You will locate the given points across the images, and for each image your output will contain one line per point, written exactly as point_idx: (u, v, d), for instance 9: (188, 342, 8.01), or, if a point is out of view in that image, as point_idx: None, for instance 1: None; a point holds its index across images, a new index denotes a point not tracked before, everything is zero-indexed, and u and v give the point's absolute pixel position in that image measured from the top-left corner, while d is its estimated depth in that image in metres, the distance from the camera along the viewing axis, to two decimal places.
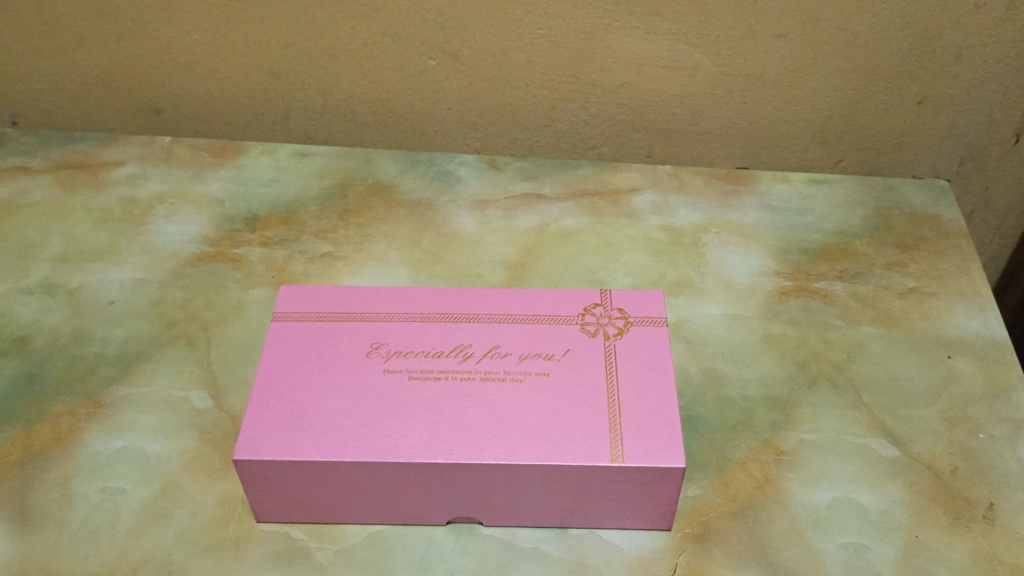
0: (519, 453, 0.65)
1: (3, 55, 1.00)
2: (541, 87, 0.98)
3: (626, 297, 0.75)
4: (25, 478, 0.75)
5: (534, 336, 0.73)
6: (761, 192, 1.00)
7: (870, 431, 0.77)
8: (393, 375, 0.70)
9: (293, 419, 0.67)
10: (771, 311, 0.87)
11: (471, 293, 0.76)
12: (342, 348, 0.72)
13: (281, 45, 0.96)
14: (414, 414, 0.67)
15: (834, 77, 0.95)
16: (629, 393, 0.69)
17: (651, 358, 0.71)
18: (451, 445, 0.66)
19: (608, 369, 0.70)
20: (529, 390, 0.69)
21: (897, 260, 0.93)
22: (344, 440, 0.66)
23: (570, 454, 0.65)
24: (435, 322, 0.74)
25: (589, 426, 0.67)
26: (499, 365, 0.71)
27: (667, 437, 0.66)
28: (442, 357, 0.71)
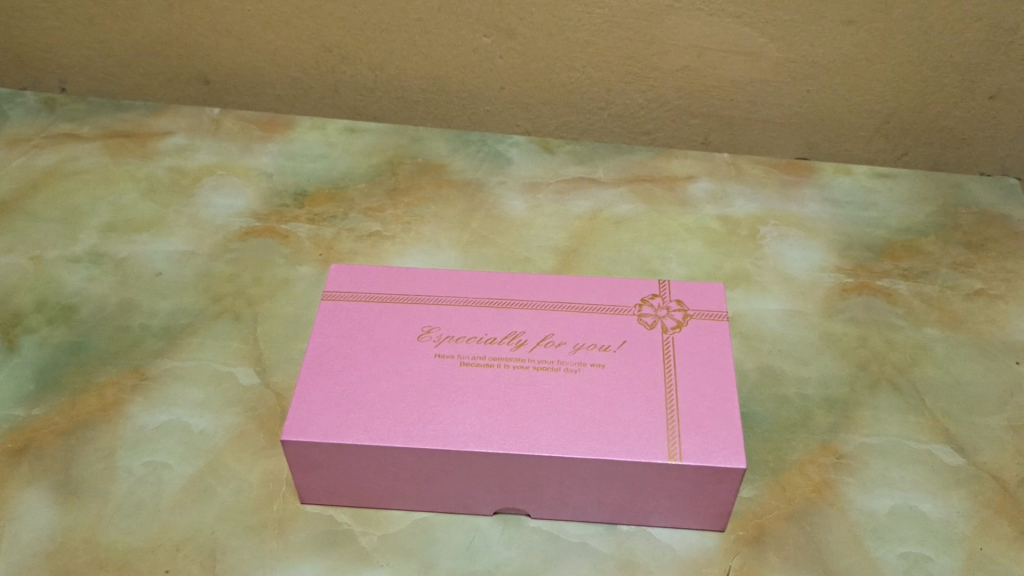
0: (572, 446, 0.63)
1: (56, 20, 0.99)
2: (598, 69, 0.95)
3: (685, 288, 0.73)
4: (70, 448, 0.74)
5: (590, 326, 0.71)
6: (822, 184, 0.98)
7: (934, 437, 0.75)
8: (444, 359, 0.68)
9: (342, 400, 0.66)
10: (831, 308, 0.84)
11: (524, 278, 0.74)
12: (392, 330, 0.70)
13: (333, 17, 0.94)
14: (465, 401, 0.66)
15: (905, 67, 0.91)
16: (688, 389, 0.66)
17: (711, 353, 0.68)
18: (503, 435, 0.64)
19: (665, 362, 0.68)
20: (583, 381, 0.67)
21: (963, 260, 0.90)
22: (393, 424, 0.64)
23: (625, 449, 0.63)
24: (488, 308, 0.72)
25: (646, 421, 0.65)
26: (553, 354, 0.69)
27: (727, 436, 0.64)
28: (495, 343, 0.69)
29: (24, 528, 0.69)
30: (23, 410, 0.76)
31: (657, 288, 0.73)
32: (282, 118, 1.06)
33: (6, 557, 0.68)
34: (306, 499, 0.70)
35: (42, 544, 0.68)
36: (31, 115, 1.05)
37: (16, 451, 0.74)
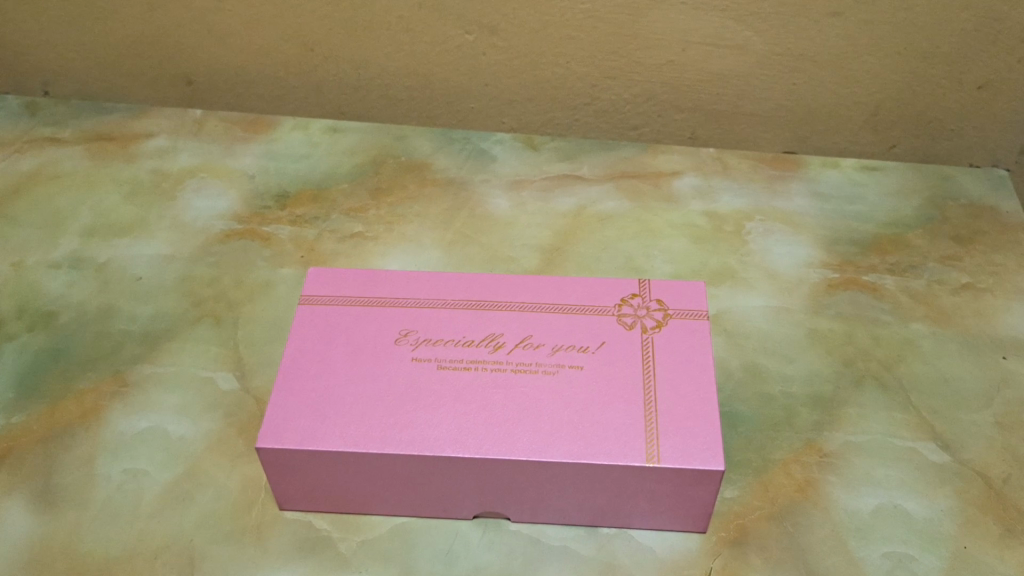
0: (550, 450, 0.63)
1: (35, 22, 0.99)
2: (581, 65, 0.94)
3: (666, 288, 0.72)
4: (49, 456, 0.74)
5: (569, 327, 0.70)
6: (809, 178, 0.97)
7: (919, 435, 0.74)
8: (421, 363, 0.68)
9: (318, 406, 0.65)
10: (817, 304, 0.84)
11: (504, 279, 0.73)
12: (369, 333, 0.69)
13: (314, 16, 0.93)
14: (442, 405, 0.65)
15: (891, 59, 0.90)
16: (667, 390, 0.66)
17: (690, 353, 0.68)
18: (480, 440, 0.63)
19: (645, 363, 0.67)
20: (562, 383, 0.66)
21: (951, 254, 0.89)
22: (369, 429, 0.64)
23: (603, 452, 0.62)
24: (467, 310, 0.71)
25: (624, 423, 0.64)
26: (531, 356, 0.68)
27: (706, 438, 0.63)
28: (472, 346, 0.69)
29: (2, 537, 0.69)
30: (1, 417, 0.76)
31: (637, 287, 0.72)
32: (266, 118, 1.05)
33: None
34: (285, 505, 0.70)
35: (19, 553, 0.68)
36: (13, 119, 1.04)
37: None
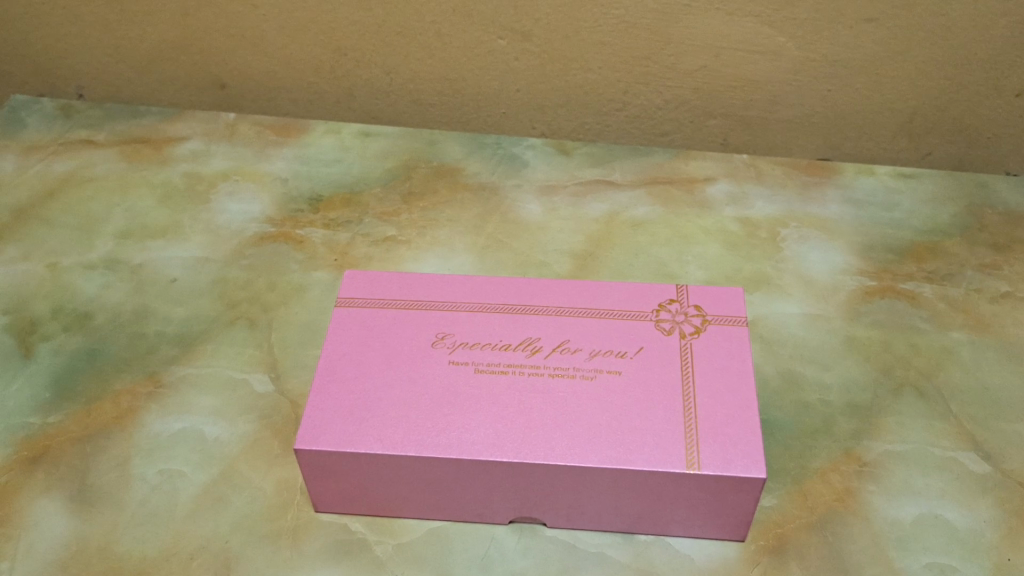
0: (589, 455, 0.62)
1: (72, 26, 1.00)
2: (614, 70, 0.94)
3: (704, 294, 0.72)
4: (85, 456, 0.74)
5: (606, 332, 0.70)
6: (844, 184, 0.96)
7: (960, 444, 0.73)
8: (458, 366, 0.67)
9: (355, 408, 0.65)
10: (854, 311, 0.83)
11: (540, 283, 0.73)
12: (405, 335, 0.69)
13: (347, 21, 0.93)
14: (480, 409, 0.65)
15: (928, 65, 0.89)
16: (707, 396, 0.65)
17: (730, 359, 0.67)
18: (518, 444, 0.63)
19: (683, 369, 0.67)
20: (600, 388, 0.66)
21: (989, 262, 0.88)
22: (406, 433, 0.64)
23: (642, 458, 0.62)
24: (503, 314, 0.71)
25: (663, 428, 0.63)
26: (568, 360, 0.68)
27: (747, 445, 0.63)
28: (509, 350, 0.69)
29: (39, 537, 0.69)
30: (38, 418, 0.76)
31: (675, 292, 0.72)
32: (298, 123, 1.05)
33: (21, 565, 0.67)
34: (320, 507, 0.70)
35: (56, 553, 0.68)
36: (47, 122, 1.05)
37: (32, 460, 0.74)
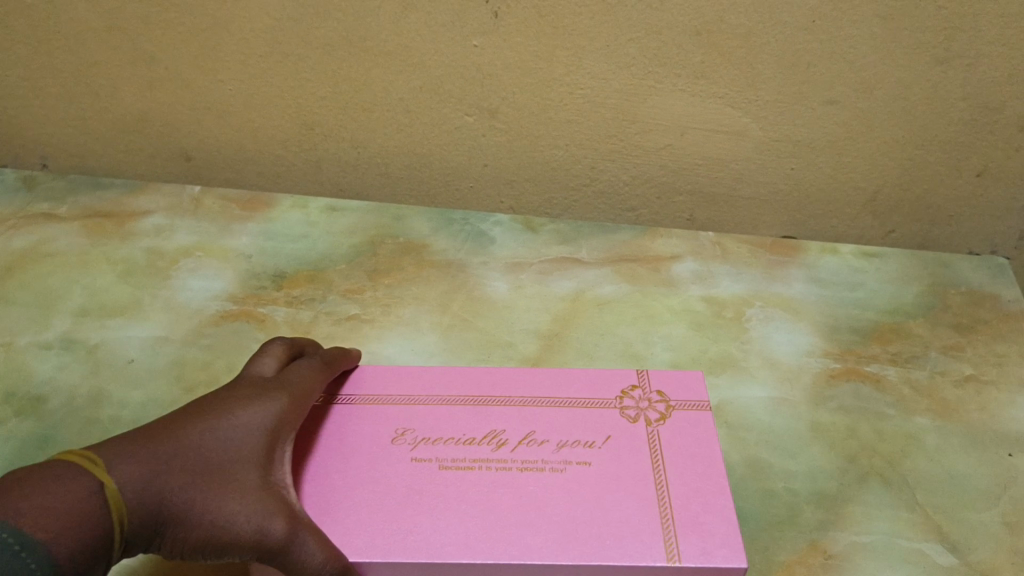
0: (566, 553, 0.60)
1: (35, 98, 0.99)
2: (580, 148, 0.94)
3: (665, 380, 0.72)
4: None
5: (572, 421, 0.69)
6: (809, 263, 0.97)
7: (926, 535, 0.72)
8: (422, 463, 0.66)
9: (314, 512, 0.62)
10: (819, 396, 0.83)
11: (501, 373, 0.73)
12: (360, 432, 0.68)
13: (314, 97, 0.93)
14: (447, 506, 0.63)
15: (889, 146, 0.90)
16: (682, 485, 0.64)
17: (701, 448, 0.67)
18: (488, 544, 0.61)
19: (654, 458, 0.66)
20: (570, 481, 0.65)
21: (953, 343, 0.88)
22: (368, 537, 0.61)
23: (624, 555, 0.60)
24: (465, 405, 0.70)
25: (638, 523, 0.62)
26: (536, 453, 0.67)
27: (725, 536, 0.61)
28: (474, 444, 0.67)
29: None
30: None
31: (636, 380, 0.72)
32: (264, 196, 1.05)
33: None
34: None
35: None
36: (8, 194, 1.05)
37: None
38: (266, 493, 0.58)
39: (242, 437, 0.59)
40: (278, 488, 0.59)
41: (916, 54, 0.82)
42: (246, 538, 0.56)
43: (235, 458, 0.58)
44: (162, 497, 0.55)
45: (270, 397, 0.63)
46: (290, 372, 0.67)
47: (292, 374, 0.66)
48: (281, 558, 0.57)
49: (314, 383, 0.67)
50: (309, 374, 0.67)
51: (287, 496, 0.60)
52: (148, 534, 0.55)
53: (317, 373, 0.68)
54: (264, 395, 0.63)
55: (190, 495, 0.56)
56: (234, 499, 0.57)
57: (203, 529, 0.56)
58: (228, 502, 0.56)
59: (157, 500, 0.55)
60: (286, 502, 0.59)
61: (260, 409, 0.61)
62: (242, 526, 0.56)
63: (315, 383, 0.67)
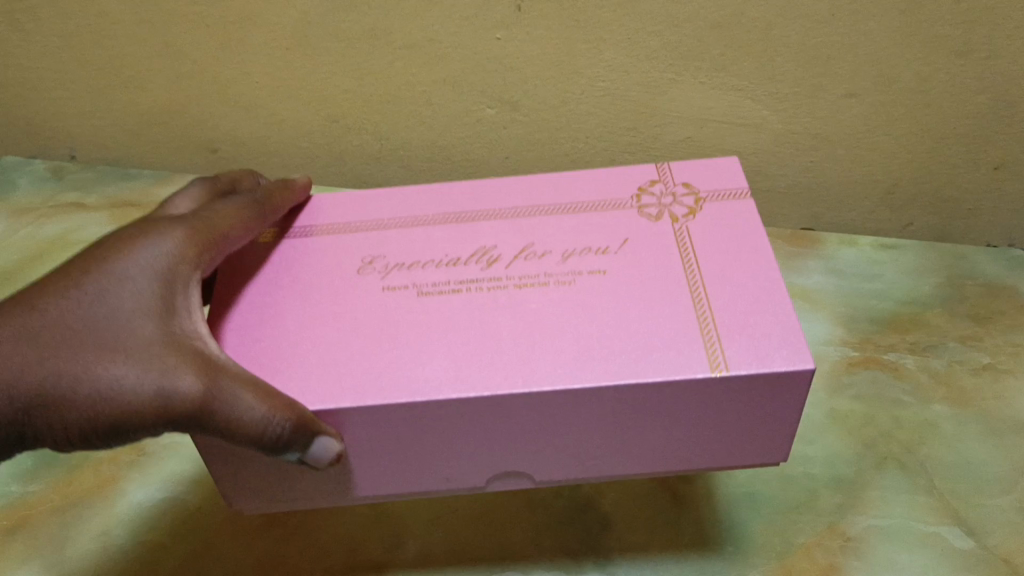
0: (587, 367, 0.57)
1: (66, 91, 1.02)
2: (600, 139, 0.96)
3: (695, 174, 0.70)
4: (64, 523, 0.78)
5: (577, 229, 0.67)
6: (827, 255, 0.99)
7: (942, 520, 0.73)
8: (399, 291, 0.64)
9: (284, 350, 0.60)
10: (838, 384, 0.84)
11: (485, 188, 0.71)
12: (330, 268, 0.66)
13: (337, 89, 0.95)
14: (432, 332, 0.61)
15: (907, 138, 0.91)
16: (721, 287, 0.61)
17: (739, 234, 0.64)
18: (485, 373, 0.57)
19: (683, 257, 0.63)
20: (582, 291, 0.62)
21: (970, 333, 0.89)
22: (342, 367, 0.59)
23: (654, 365, 0.57)
24: (451, 226, 0.69)
25: (676, 334, 0.58)
26: (538, 268, 0.64)
27: (781, 335, 0.57)
28: (463, 265, 0.65)
29: None
30: (20, 487, 0.81)
31: (656, 175, 0.70)
32: None
33: None
34: (245, 510, 0.66)
35: None
36: (39, 184, 1.13)
37: (11, 529, 0.78)
38: (163, 348, 0.54)
39: (128, 290, 0.55)
40: (182, 339, 0.55)
41: (935, 47, 0.82)
42: (146, 402, 0.53)
43: (118, 316, 0.54)
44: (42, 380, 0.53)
45: (167, 235, 0.58)
46: (202, 210, 0.62)
47: (206, 212, 0.62)
48: (196, 413, 0.54)
49: (231, 221, 0.62)
50: (225, 211, 0.63)
51: (194, 343, 0.56)
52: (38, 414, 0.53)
53: (237, 211, 0.63)
54: (161, 232, 0.58)
55: (66, 367, 0.53)
56: (119, 363, 0.53)
57: (89, 398, 0.53)
58: (112, 365, 0.53)
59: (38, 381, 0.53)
60: (190, 354, 0.55)
61: (152, 250, 0.57)
62: (138, 389, 0.53)
63: (232, 221, 0.62)
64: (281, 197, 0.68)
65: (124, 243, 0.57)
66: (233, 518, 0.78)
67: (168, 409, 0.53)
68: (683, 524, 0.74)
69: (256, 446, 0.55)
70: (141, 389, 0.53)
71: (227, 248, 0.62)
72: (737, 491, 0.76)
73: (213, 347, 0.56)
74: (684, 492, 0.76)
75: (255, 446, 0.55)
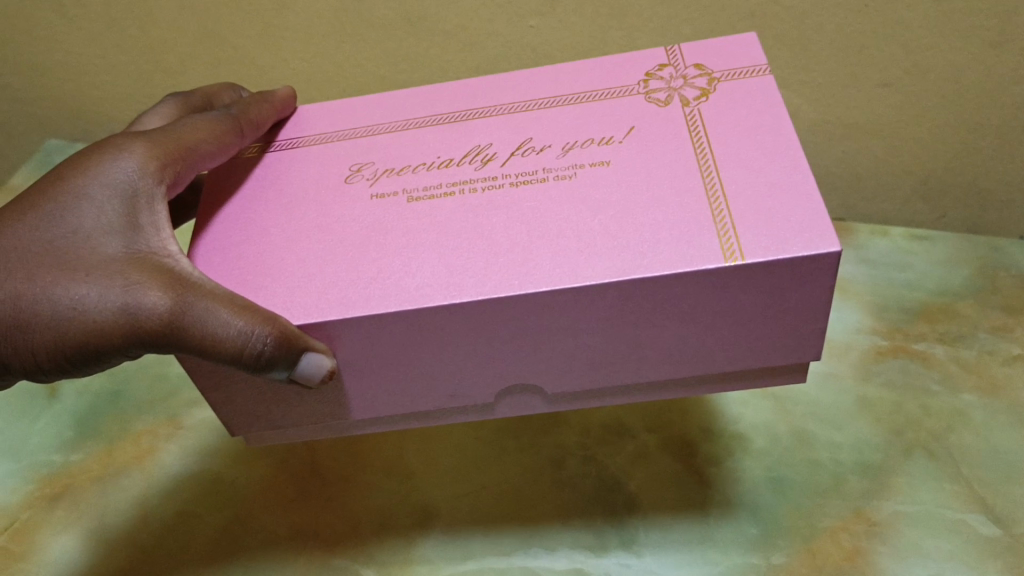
0: (589, 264, 0.56)
1: (109, 76, 1.04)
2: None
3: (707, 55, 0.68)
4: (104, 492, 0.81)
5: (579, 124, 0.66)
6: (858, 245, 0.99)
7: (970, 507, 0.73)
8: (388, 198, 0.64)
9: (268, 258, 0.61)
10: (867, 371, 0.85)
11: (481, 88, 0.71)
12: (318, 178, 0.66)
13: (373, 75, 0.96)
14: (421, 237, 0.60)
15: (941, 129, 0.90)
16: (735, 171, 0.59)
17: (754, 116, 0.62)
18: (478, 280, 0.56)
19: (696, 143, 0.62)
20: (584, 184, 0.61)
21: (1002, 324, 0.88)
22: (328, 271, 0.59)
23: (658, 261, 0.55)
24: (444, 125, 0.68)
25: (682, 223, 0.57)
26: (536, 163, 0.64)
27: (805, 218, 0.55)
28: (456, 166, 0.65)
29: (52, 566, 0.76)
30: (62, 456, 0.84)
31: (666, 60, 0.69)
32: None
33: None
34: (250, 441, 0.67)
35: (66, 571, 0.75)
36: None
37: (54, 497, 0.81)
38: (126, 265, 0.57)
39: (92, 212, 0.59)
40: (146, 256, 0.58)
41: (970, 37, 0.81)
42: (111, 316, 0.56)
43: (86, 238, 0.58)
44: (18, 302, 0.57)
45: (128, 151, 0.61)
46: (171, 127, 0.64)
47: (173, 127, 0.64)
48: (162, 327, 0.55)
49: (199, 135, 0.64)
50: (195, 127, 0.65)
51: (161, 260, 0.57)
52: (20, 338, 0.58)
53: (206, 126, 0.65)
54: (123, 149, 0.61)
55: (38, 288, 0.57)
56: (85, 281, 0.57)
57: (62, 317, 0.57)
58: (79, 282, 0.57)
59: (15, 302, 0.57)
60: (154, 269, 0.57)
61: (113, 170, 0.60)
62: (102, 305, 0.56)
63: (201, 135, 0.64)
64: (258, 109, 0.69)
65: (88, 166, 0.60)
66: (265, 491, 0.80)
67: (133, 323, 0.55)
68: (708, 506, 0.75)
69: (230, 360, 0.55)
70: (105, 305, 0.56)
71: (198, 161, 0.64)
72: (763, 474, 0.76)
73: (182, 261, 0.58)
74: (709, 474, 0.77)
75: (231, 361, 0.55)
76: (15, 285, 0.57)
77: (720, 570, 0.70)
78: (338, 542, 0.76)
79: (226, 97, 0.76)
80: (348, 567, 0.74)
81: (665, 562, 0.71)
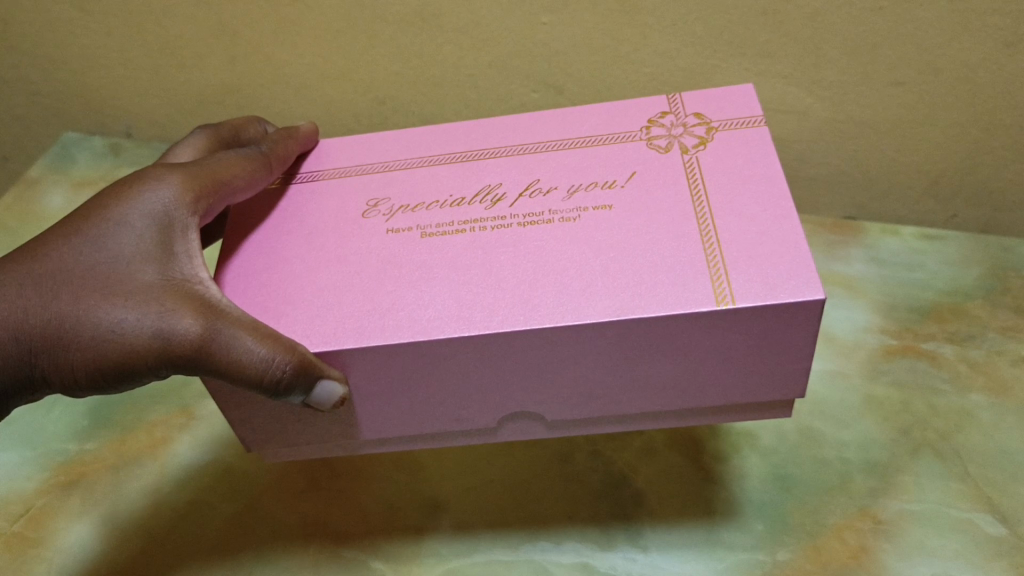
0: (590, 303, 0.58)
1: (126, 71, 1.05)
2: None
3: (708, 104, 0.71)
4: (118, 480, 0.82)
5: (585, 165, 0.69)
6: (868, 244, 0.99)
7: (975, 506, 0.73)
8: (403, 233, 0.66)
9: (286, 291, 0.64)
10: (875, 370, 0.85)
11: (493, 126, 0.74)
12: (337, 211, 0.69)
13: (386, 71, 0.97)
14: (432, 273, 0.63)
15: (954, 130, 0.90)
16: (731, 219, 0.62)
17: (749, 166, 0.65)
18: (486, 317, 0.59)
19: (693, 188, 0.65)
20: (587, 227, 0.64)
21: (1011, 324, 0.88)
22: (344, 307, 0.62)
23: (656, 302, 0.58)
24: (456, 164, 0.71)
25: (679, 266, 0.60)
26: (543, 205, 0.66)
27: (791, 265, 0.58)
28: (467, 205, 0.68)
29: (66, 551, 0.77)
30: (77, 444, 0.85)
31: (668, 107, 0.72)
32: None
33: (55, 570, 0.76)
34: (266, 457, 0.70)
35: (79, 556, 0.77)
36: (98, 160, 1.18)
37: (69, 485, 0.82)
38: (161, 291, 0.59)
39: (129, 240, 0.61)
40: (180, 283, 0.60)
41: (982, 36, 0.81)
42: (146, 340, 0.58)
43: (121, 263, 0.61)
44: (52, 320, 0.60)
45: (165, 183, 0.63)
46: (206, 160, 0.67)
47: (208, 161, 0.67)
48: (194, 353, 0.58)
49: (232, 171, 0.67)
50: (229, 162, 0.67)
51: (192, 287, 0.60)
52: (51, 354, 0.60)
53: (239, 162, 0.68)
54: (160, 180, 0.64)
55: (74, 310, 0.60)
56: (120, 306, 0.59)
57: (95, 338, 0.59)
58: (114, 307, 0.59)
59: (50, 320, 0.60)
60: (187, 296, 0.59)
61: (149, 200, 0.62)
62: (137, 329, 0.58)
63: (234, 170, 0.67)
64: (286, 146, 0.72)
65: (128, 195, 0.63)
66: (277, 482, 0.81)
67: (167, 347, 0.58)
68: (715, 502, 0.75)
69: (253, 385, 0.58)
70: (141, 329, 0.58)
71: (229, 195, 0.66)
72: (770, 471, 0.77)
73: (212, 289, 0.60)
74: (716, 471, 0.77)
75: (254, 387, 0.58)
76: (54, 306, 0.60)
77: (725, 566, 0.71)
78: (349, 533, 0.76)
79: (252, 129, 0.79)
80: (360, 557, 0.75)
81: (670, 556, 0.72)
